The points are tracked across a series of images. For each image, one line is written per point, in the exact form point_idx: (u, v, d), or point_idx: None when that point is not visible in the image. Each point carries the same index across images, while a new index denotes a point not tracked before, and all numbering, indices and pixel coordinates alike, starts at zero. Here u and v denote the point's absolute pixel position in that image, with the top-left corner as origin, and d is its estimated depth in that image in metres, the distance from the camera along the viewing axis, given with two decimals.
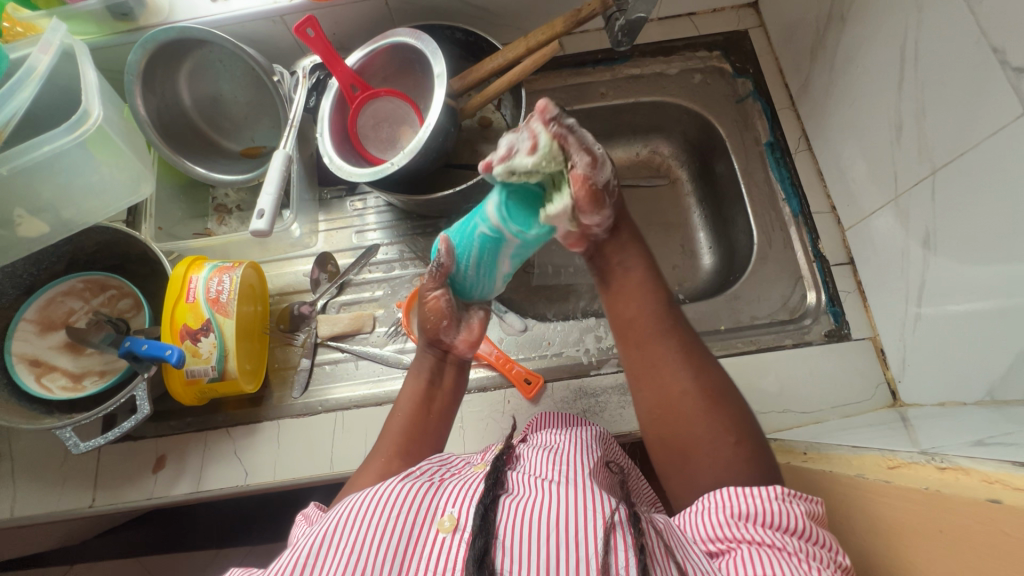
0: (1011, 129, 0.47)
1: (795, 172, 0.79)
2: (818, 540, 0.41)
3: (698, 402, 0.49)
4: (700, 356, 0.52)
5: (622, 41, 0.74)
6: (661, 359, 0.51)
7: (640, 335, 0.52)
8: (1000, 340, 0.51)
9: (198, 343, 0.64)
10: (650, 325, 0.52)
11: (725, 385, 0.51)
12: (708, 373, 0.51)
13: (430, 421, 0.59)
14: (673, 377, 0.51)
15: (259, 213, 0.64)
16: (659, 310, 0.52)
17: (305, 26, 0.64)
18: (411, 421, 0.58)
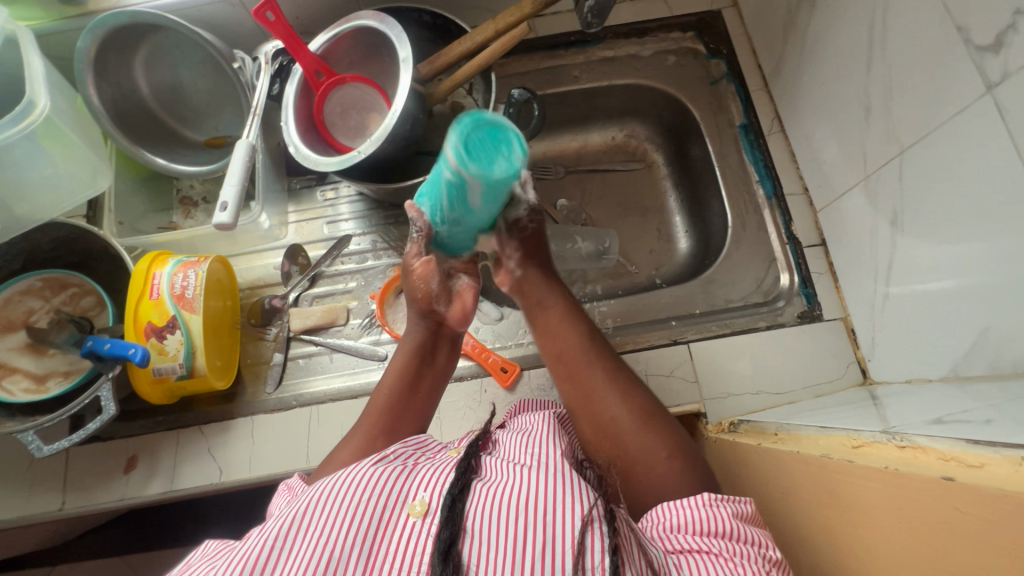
0: (975, 107, 0.47)
1: (768, 154, 0.79)
2: (745, 535, 0.44)
3: (631, 425, 0.52)
4: (622, 378, 0.55)
5: (592, 22, 0.70)
6: (594, 387, 0.55)
7: (572, 362, 0.56)
8: (964, 318, 0.52)
9: (164, 341, 0.63)
10: (579, 350, 0.56)
11: (649, 400, 0.54)
12: (634, 396, 0.54)
13: (418, 397, 0.59)
14: (605, 404, 0.54)
15: (222, 205, 0.62)
16: (587, 338, 0.57)
17: (265, 9, 0.61)
18: (395, 394, 0.58)
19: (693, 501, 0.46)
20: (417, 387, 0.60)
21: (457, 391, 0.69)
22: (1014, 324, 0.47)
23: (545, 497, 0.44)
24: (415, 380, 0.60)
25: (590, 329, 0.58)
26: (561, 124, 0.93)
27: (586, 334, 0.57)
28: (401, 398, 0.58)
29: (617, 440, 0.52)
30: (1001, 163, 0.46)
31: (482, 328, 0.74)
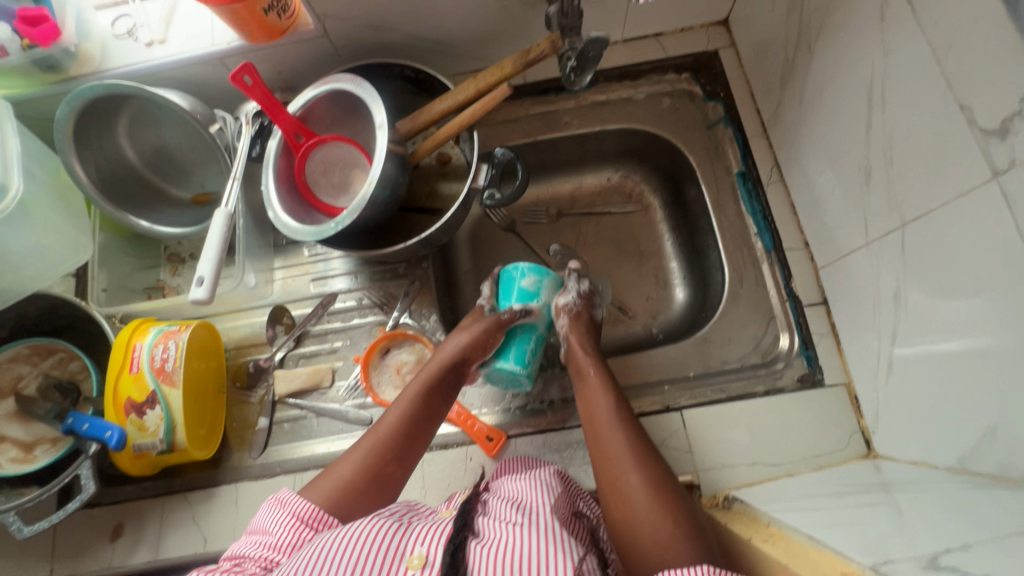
0: (979, 193, 0.44)
1: (767, 205, 0.75)
2: None
3: (644, 496, 0.53)
4: (643, 449, 0.57)
5: (576, 79, 0.68)
6: (615, 453, 0.57)
7: (596, 425, 0.61)
8: (971, 410, 0.49)
9: (144, 417, 0.62)
10: (608, 413, 0.61)
11: (669, 479, 0.55)
12: (654, 466, 0.56)
13: (421, 425, 0.63)
14: (622, 472, 0.56)
15: (199, 279, 0.61)
16: (618, 410, 0.61)
17: (241, 73, 0.61)
18: (405, 423, 0.62)
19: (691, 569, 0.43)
20: (427, 417, 0.63)
21: (442, 460, 0.68)
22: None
23: (544, 557, 0.44)
24: (426, 413, 0.64)
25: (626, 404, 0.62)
26: (554, 168, 0.90)
27: (619, 404, 0.61)
28: (408, 425, 0.62)
29: (630, 509, 0.53)
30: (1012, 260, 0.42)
31: (471, 392, 0.74)
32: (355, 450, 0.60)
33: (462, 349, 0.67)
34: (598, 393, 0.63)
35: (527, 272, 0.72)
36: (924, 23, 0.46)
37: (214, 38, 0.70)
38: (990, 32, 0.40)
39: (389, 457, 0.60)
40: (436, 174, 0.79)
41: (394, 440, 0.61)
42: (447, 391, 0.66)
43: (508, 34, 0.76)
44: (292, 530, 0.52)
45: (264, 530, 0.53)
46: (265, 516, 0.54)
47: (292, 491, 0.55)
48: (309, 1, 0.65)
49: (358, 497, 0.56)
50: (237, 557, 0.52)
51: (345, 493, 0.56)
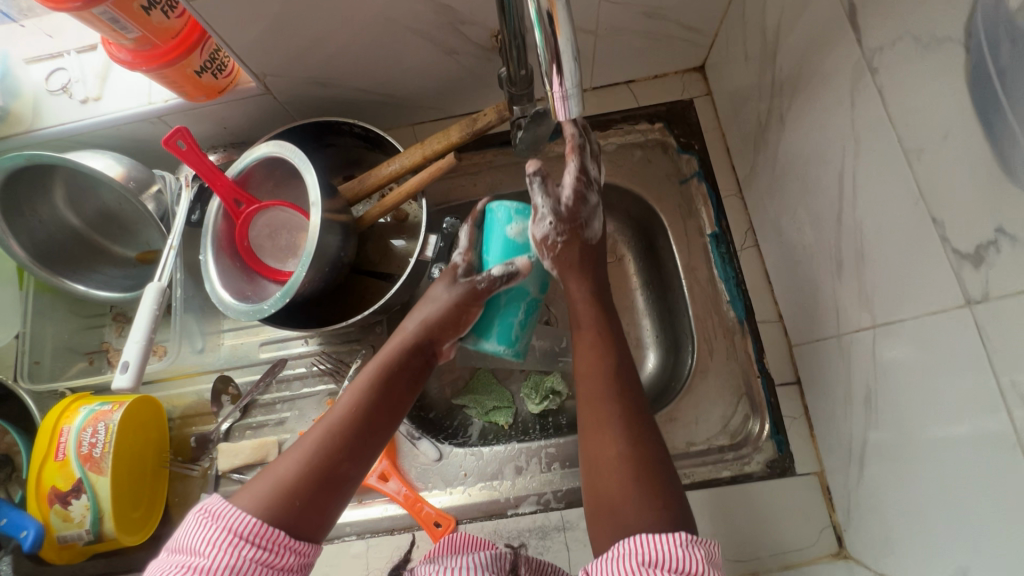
0: (952, 315, 0.39)
1: (740, 271, 0.70)
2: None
3: (627, 466, 0.51)
4: (641, 428, 0.53)
5: (524, 146, 0.67)
6: (604, 417, 0.54)
7: (594, 382, 0.56)
8: (942, 540, 0.44)
9: (69, 507, 0.59)
10: (606, 380, 0.56)
11: (660, 467, 0.51)
12: (645, 454, 0.52)
13: (383, 418, 0.55)
14: (604, 439, 0.53)
15: (123, 365, 0.57)
16: (617, 368, 0.57)
17: (175, 138, 0.58)
18: (366, 410, 0.54)
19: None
20: (391, 407, 0.55)
21: (388, 547, 0.64)
22: None
23: None
24: (390, 404, 0.56)
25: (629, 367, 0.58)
26: None
27: (619, 364, 0.57)
28: (368, 417, 0.54)
29: (610, 476, 0.51)
30: (984, 397, 0.38)
31: (420, 470, 0.69)
32: (300, 444, 0.51)
33: (434, 323, 0.59)
34: (600, 349, 0.58)
35: (513, 215, 0.57)
36: (895, 121, 0.42)
37: (151, 95, 0.66)
38: (965, 149, 0.36)
39: (345, 453, 0.51)
40: (391, 233, 0.75)
41: (351, 429, 0.52)
42: (415, 368, 0.59)
43: (466, 87, 0.72)
44: (223, 549, 0.43)
45: (188, 551, 0.43)
46: (186, 533, 0.44)
47: (223, 501, 0.46)
48: (245, 61, 0.61)
49: (307, 505, 0.47)
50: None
51: (292, 498, 0.47)
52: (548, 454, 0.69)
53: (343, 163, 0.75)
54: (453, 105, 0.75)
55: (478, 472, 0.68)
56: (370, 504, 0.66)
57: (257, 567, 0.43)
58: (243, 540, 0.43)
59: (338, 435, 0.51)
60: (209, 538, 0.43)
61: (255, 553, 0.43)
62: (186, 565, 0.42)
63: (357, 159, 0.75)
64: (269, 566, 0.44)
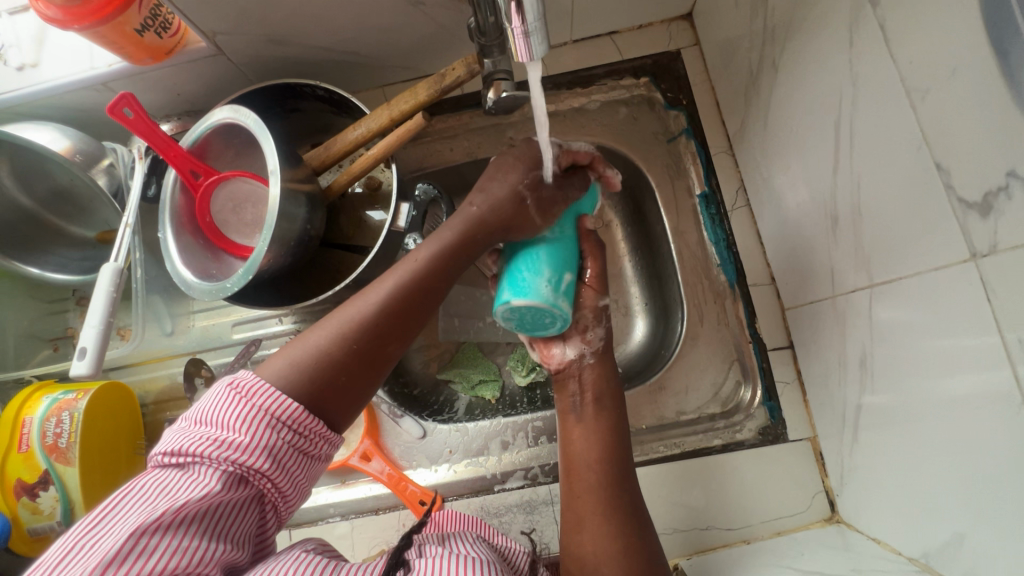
0: (956, 271, 0.37)
1: (732, 233, 0.67)
2: None
3: (617, 566, 0.47)
4: (633, 517, 0.49)
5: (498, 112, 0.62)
6: (601, 511, 0.49)
7: (586, 473, 0.51)
8: (938, 505, 0.43)
9: (37, 499, 0.57)
10: (608, 467, 0.51)
11: (650, 556, 0.48)
12: (638, 543, 0.48)
13: (430, 295, 0.49)
14: (597, 532, 0.48)
15: (82, 351, 0.54)
16: (622, 460, 0.52)
17: (121, 105, 0.53)
18: (409, 292, 0.48)
19: None
20: (441, 287, 0.50)
21: (373, 526, 0.63)
22: (992, 543, 0.37)
23: None
24: (440, 279, 0.50)
25: (628, 453, 0.53)
26: None
27: (619, 453, 0.53)
28: (415, 295, 0.48)
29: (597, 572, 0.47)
30: (988, 357, 0.36)
31: (405, 449, 0.67)
32: (338, 318, 0.46)
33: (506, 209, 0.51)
34: (607, 436, 0.53)
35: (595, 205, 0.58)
36: (898, 60, 0.38)
37: (93, 60, 0.60)
38: (977, 87, 0.33)
39: (388, 335, 0.47)
40: (363, 203, 0.71)
41: (394, 312, 0.47)
42: (474, 249, 0.52)
43: (437, 44, 0.67)
44: (257, 428, 0.40)
45: (212, 424, 0.40)
46: (214, 405, 0.40)
47: (256, 378, 0.42)
48: (190, 18, 0.55)
49: (345, 386, 0.44)
50: (178, 458, 0.39)
51: (328, 377, 0.44)
52: (535, 428, 0.67)
53: (309, 130, 0.70)
54: (423, 63, 0.70)
55: (463, 449, 0.67)
56: (354, 484, 0.65)
57: (293, 453, 0.41)
58: (281, 424, 0.41)
59: (383, 314, 0.47)
60: (240, 414, 0.40)
61: (291, 439, 0.41)
62: (214, 439, 0.39)
63: (323, 126, 0.70)
64: (302, 451, 0.42)
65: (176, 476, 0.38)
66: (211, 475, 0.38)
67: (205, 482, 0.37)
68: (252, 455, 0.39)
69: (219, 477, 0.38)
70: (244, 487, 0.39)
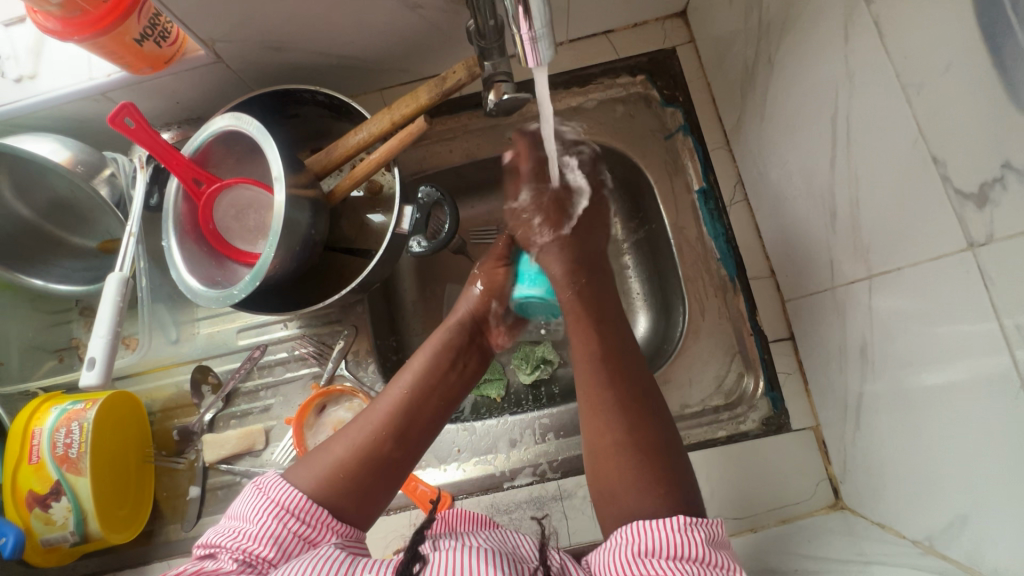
0: (954, 261, 0.38)
1: (731, 228, 0.68)
2: (717, 562, 0.41)
3: (629, 456, 0.49)
4: (633, 410, 0.51)
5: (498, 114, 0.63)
6: (599, 402, 0.53)
7: (585, 368, 0.55)
8: (940, 488, 0.44)
9: (50, 510, 0.58)
10: (605, 368, 0.54)
11: (656, 446, 0.50)
12: (648, 441, 0.50)
13: (431, 400, 0.56)
14: (602, 426, 0.51)
15: (91, 361, 0.55)
16: (610, 354, 0.56)
17: (122, 116, 0.53)
18: (413, 400, 0.55)
19: (662, 522, 0.43)
20: (438, 391, 0.57)
21: (384, 526, 0.63)
22: (995, 523, 0.39)
23: None
24: (435, 387, 0.57)
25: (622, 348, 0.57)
26: None
27: (606, 347, 0.56)
28: (417, 399, 0.55)
29: (611, 464, 0.50)
30: (987, 342, 0.37)
31: None
32: (352, 428, 0.53)
33: (477, 308, 0.65)
34: (593, 338, 0.57)
35: None
36: (892, 56, 0.39)
37: (92, 70, 0.60)
38: (970, 82, 0.34)
39: (394, 439, 0.52)
40: (365, 207, 0.71)
41: (400, 414, 0.54)
42: (464, 355, 0.62)
43: (434, 46, 0.67)
44: (270, 518, 0.44)
45: (239, 518, 0.45)
46: (242, 504, 0.46)
47: (275, 475, 0.48)
48: (189, 27, 0.55)
49: (355, 484, 0.49)
50: (210, 549, 0.44)
51: (340, 475, 0.49)
52: (542, 425, 0.68)
53: (308, 135, 0.71)
54: (422, 65, 0.70)
55: (471, 447, 0.67)
56: None
57: (298, 541, 0.44)
58: (289, 513, 0.45)
59: (389, 420, 0.53)
60: (259, 506, 0.45)
61: (297, 527, 0.44)
62: (237, 530, 0.44)
63: (323, 131, 0.70)
64: (309, 542, 0.45)
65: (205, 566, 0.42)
66: (230, 558, 0.42)
67: (224, 566, 0.42)
68: (263, 543, 0.43)
69: (232, 560, 0.42)
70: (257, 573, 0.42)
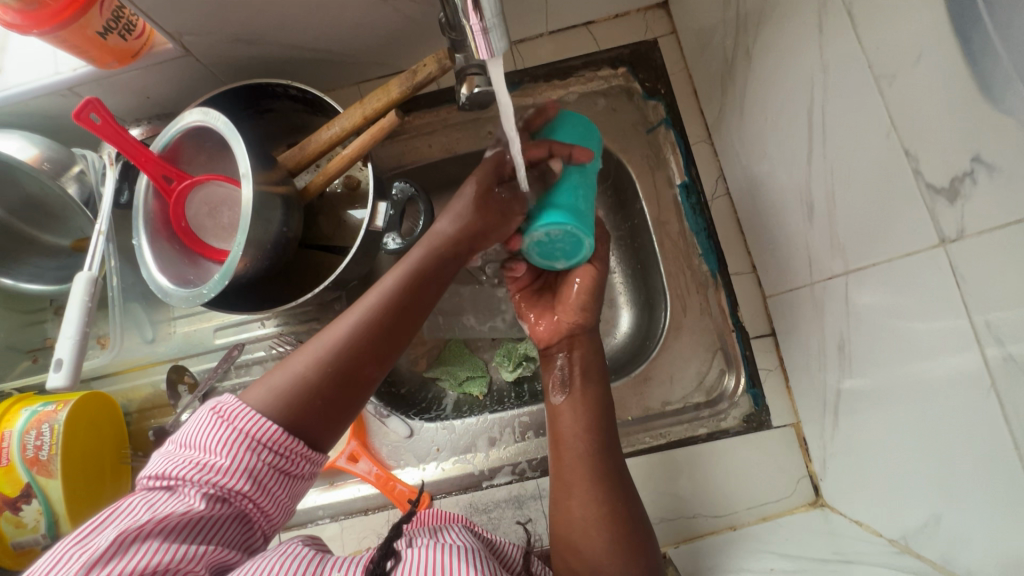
0: (926, 257, 0.37)
1: (712, 223, 0.67)
2: None
3: (607, 535, 0.48)
4: (615, 485, 0.50)
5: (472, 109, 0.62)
6: (589, 480, 0.50)
7: (577, 443, 0.52)
8: (914, 487, 0.43)
9: (20, 513, 0.57)
10: (585, 441, 0.52)
11: (638, 522, 0.49)
12: (624, 521, 0.48)
13: (407, 314, 0.50)
14: (573, 502, 0.50)
15: (58, 362, 0.54)
16: (607, 431, 0.53)
17: (88, 111, 0.52)
18: (385, 315, 0.49)
19: None
20: (416, 306, 0.51)
21: (362, 526, 0.63)
22: (968, 523, 0.38)
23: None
24: (414, 302, 0.51)
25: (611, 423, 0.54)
26: None
27: (597, 421, 0.53)
28: (391, 313, 0.49)
29: (584, 536, 0.48)
30: (958, 339, 0.36)
31: (392, 450, 0.67)
32: (317, 343, 0.48)
33: (474, 225, 0.54)
34: (591, 410, 0.54)
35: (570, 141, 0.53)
36: (865, 46, 0.38)
37: (57, 65, 0.59)
38: (942, 73, 0.33)
39: (365, 356, 0.47)
40: (343, 203, 0.70)
41: (375, 329, 0.48)
42: (446, 264, 0.54)
43: (409, 39, 0.66)
44: (241, 451, 0.41)
45: (197, 448, 0.42)
46: (198, 428, 0.42)
47: (238, 401, 0.43)
48: (155, 20, 0.54)
49: (327, 406, 0.45)
50: (166, 480, 0.40)
51: (306, 401, 0.45)
52: (521, 423, 0.67)
53: (283, 131, 0.69)
54: (399, 59, 0.69)
55: (451, 446, 0.67)
56: (343, 485, 0.64)
57: (273, 472, 0.43)
58: (262, 446, 0.42)
59: (358, 338, 0.48)
60: (221, 438, 0.42)
61: (271, 459, 0.42)
62: (198, 462, 0.41)
63: (298, 126, 0.69)
64: (284, 471, 0.43)
65: (162, 497, 0.40)
66: (196, 493, 0.40)
67: (192, 504, 0.39)
68: (234, 478, 0.41)
69: (199, 496, 0.40)
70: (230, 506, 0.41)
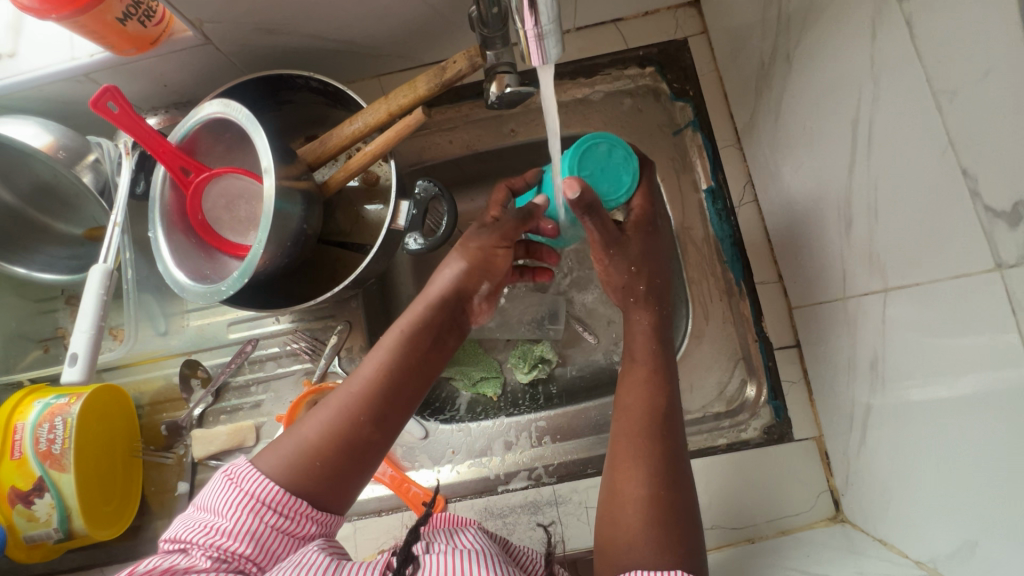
0: (979, 280, 0.36)
1: (739, 230, 0.65)
2: None
3: (649, 511, 0.46)
4: (677, 472, 0.48)
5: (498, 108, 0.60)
6: (636, 455, 0.49)
7: (633, 418, 0.51)
8: (948, 511, 0.42)
9: (32, 506, 0.56)
10: (649, 418, 0.51)
11: (683, 505, 0.47)
12: (670, 501, 0.47)
13: (410, 379, 0.51)
14: (629, 475, 0.48)
15: (72, 357, 0.53)
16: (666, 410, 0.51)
17: (105, 100, 0.50)
18: (388, 379, 0.50)
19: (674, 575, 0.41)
20: (417, 370, 0.52)
21: (375, 527, 0.62)
22: (1004, 551, 0.37)
23: None
24: (417, 364, 0.52)
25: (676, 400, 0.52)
26: None
27: (658, 400, 0.51)
28: (393, 378, 0.50)
29: (624, 508, 0.47)
30: (1009, 365, 0.35)
31: (406, 452, 0.67)
32: (323, 408, 0.49)
33: (464, 284, 0.56)
34: (652, 387, 0.52)
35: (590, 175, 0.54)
36: (923, 60, 0.37)
37: (74, 50, 0.57)
38: (1013, 89, 0.31)
39: (368, 422, 0.48)
40: (361, 198, 0.69)
41: (375, 394, 0.49)
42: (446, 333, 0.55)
43: (435, 32, 0.64)
44: (245, 512, 0.43)
45: (211, 512, 0.44)
46: (212, 492, 0.45)
47: (248, 465, 0.45)
48: (177, 6, 0.52)
49: (329, 471, 0.46)
50: (181, 544, 0.42)
51: (308, 466, 0.46)
52: (538, 428, 0.68)
53: (302, 122, 0.68)
54: (422, 51, 0.67)
55: (466, 449, 0.67)
56: None
57: (276, 534, 0.43)
58: (264, 507, 0.43)
59: (363, 403, 0.48)
60: (230, 500, 0.43)
61: (274, 521, 0.43)
62: (210, 525, 0.43)
63: (317, 118, 0.67)
64: (289, 533, 0.44)
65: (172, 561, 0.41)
66: (203, 555, 0.41)
67: (197, 563, 0.40)
68: (240, 540, 0.42)
69: (206, 558, 0.41)
70: (234, 569, 0.41)
